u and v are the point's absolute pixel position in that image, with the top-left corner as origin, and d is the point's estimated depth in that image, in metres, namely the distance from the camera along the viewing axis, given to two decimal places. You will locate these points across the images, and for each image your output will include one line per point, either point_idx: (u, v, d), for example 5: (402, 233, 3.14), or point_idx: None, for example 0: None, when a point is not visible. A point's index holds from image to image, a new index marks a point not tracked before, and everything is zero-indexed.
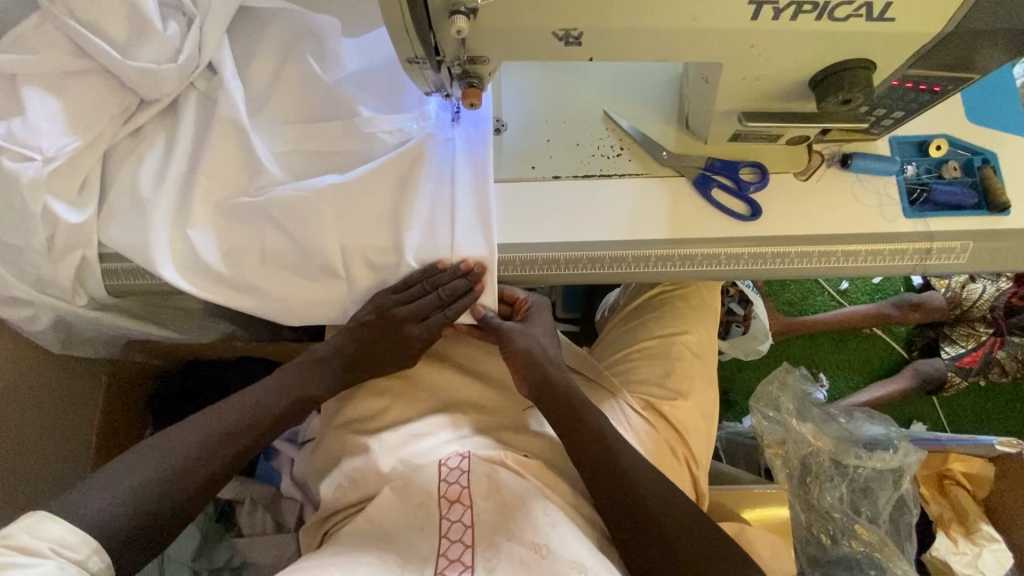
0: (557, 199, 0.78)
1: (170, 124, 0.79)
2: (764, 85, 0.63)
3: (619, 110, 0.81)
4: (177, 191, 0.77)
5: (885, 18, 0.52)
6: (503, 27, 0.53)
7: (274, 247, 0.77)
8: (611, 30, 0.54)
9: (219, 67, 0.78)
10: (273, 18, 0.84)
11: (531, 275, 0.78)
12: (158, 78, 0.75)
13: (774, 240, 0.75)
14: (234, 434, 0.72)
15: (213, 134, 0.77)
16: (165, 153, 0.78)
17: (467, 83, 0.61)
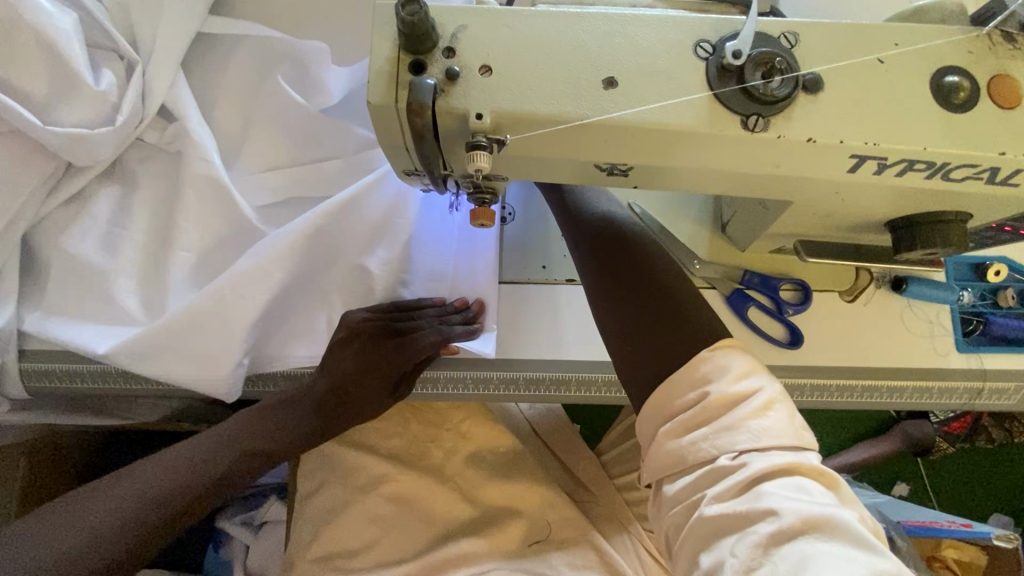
0: (573, 307, 0.66)
1: (107, 197, 0.64)
2: (835, 222, 0.52)
3: (643, 202, 0.69)
4: (138, 273, 0.63)
5: (1007, 182, 0.42)
6: (532, 156, 0.41)
7: (238, 291, 0.60)
8: (671, 167, 0.42)
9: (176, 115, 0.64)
10: (244, 51, 0.68)
11: (536, 394, 0.66)
12: (91, 144, 0.60)
13: (817, 373, 0.66)
14: (167, 486, 0.56)
15: (184, 201, 0.64)
16: (106, 233, 0.63)
17: (479, 199, 0.48)
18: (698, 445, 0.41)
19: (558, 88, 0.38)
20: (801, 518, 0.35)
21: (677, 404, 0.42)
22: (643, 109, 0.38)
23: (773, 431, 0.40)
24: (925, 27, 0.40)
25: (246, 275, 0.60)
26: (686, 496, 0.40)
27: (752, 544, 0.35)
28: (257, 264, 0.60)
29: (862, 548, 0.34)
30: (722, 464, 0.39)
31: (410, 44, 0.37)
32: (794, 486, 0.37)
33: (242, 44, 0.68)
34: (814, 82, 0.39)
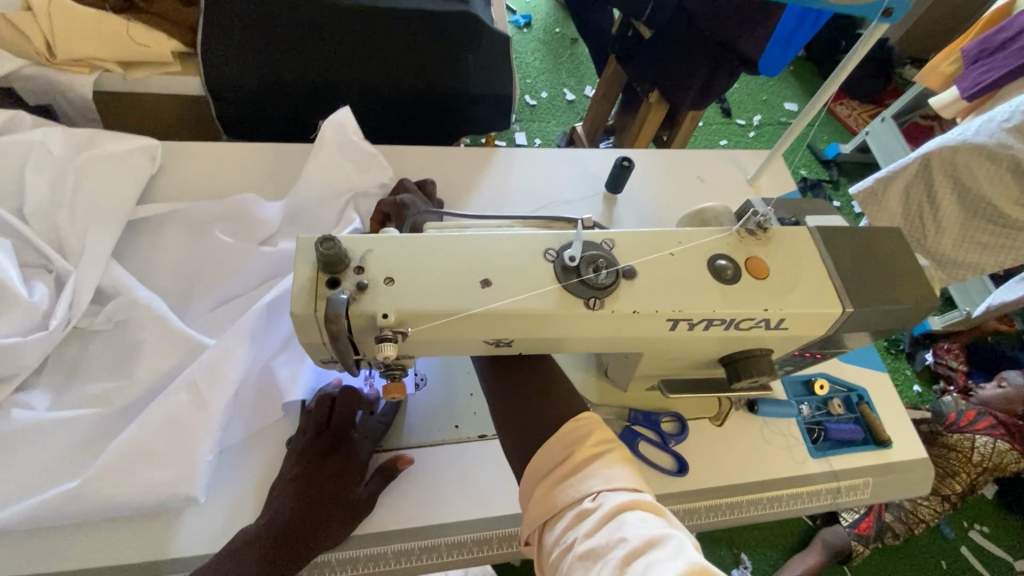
0: (488, 464, 0.71)
1: (20, 403, 0.63)
2: (681, 364, 0.66)
3: None
4: (86, 433, 0.63)
5: (779, 326, 0.58)
6: (433, 340, 0.51)
7: (210, 382, 0.65)
8: (543, 336, 0.54)
9: (116, 295, 0.70)
10: (180, 236, 0.78)
11: (458, 559, 0.67)
12: (17, 353, 0.62)
13: (707, 495, 0.75)
14: None
15: (140, 359, 0.66)
16: (30, 424, 0.61)
17: (391, 376, 0.56)
18: (567, 491, 0.52)
19: (448, 288, 0.50)
20: (642, 539, 0.45)
21: (550, 462, 0.55)
22: (512, 301, 0.51)
23: (618, 480, 0.52)
24: (697, 230, 0.58)
25: (209, 373, 0.65)
26: (564, 539, 0.49)
27: (613, 567, 0.44)
28: (222, 353, 0.66)
29: (678, 549, 0.44)
30: (586, 506, 0.50)
31: (327, 268, 0.48)
32: (637, 519, 0.48)
33: (173, 236, 0.78)
34: (631, 271, 0.54)
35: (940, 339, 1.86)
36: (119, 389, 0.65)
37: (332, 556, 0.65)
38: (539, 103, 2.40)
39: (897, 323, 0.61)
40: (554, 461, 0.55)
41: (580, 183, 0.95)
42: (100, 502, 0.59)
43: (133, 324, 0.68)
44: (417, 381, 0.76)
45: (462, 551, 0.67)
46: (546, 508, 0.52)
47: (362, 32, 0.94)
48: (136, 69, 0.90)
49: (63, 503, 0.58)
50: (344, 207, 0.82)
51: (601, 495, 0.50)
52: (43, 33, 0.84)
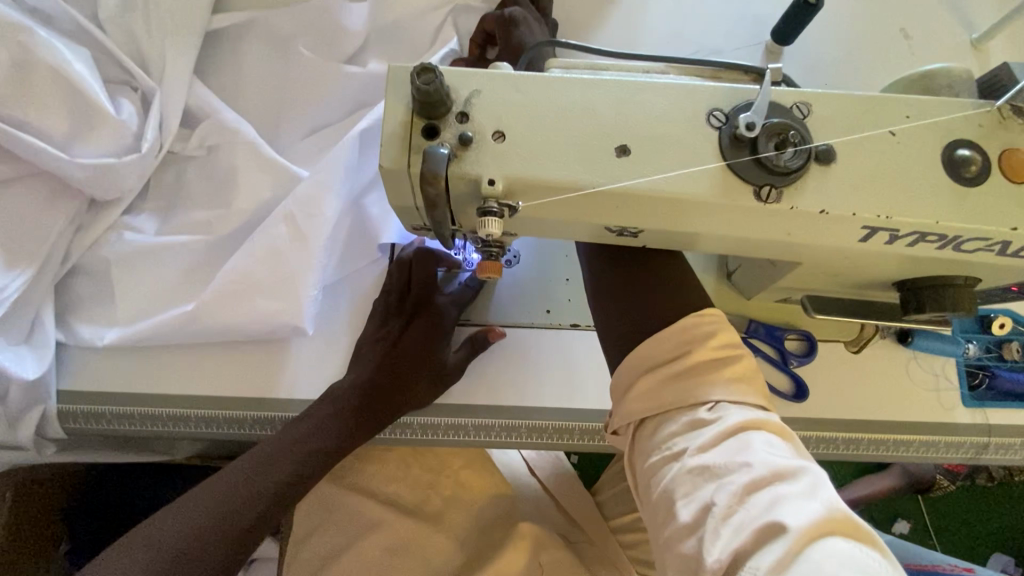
0: (578, 357, 0.65)
1: (128, 225, 0.64)
2: (843, 280, 0.52)
3: None
4: (192, 261, 0.63)
5: (1017, 254, 0.42)
6: (546, 218, 0.41)
7: (308, 216, 0.60)
8: (685, 229, 0.42)
9: (204, 117, 0.65)
10: (262, 58, 0.69)
11: (538, 443, 0.65)
12: (116, 174, 0.60)
13: (825, 426, 0.65)
14: (253, 488, 0.56)
15: (239, 186, 0.63)
16: (142, 246, 0.62)
17: (488, 253, 0.48)
18: (679, 393, 0.43)
19: (574, 154, 0.38)
20: (771, 470, 0.38)
21: (659, 356, 0.46)
22: (656, 178, 0.38)
23: (743, 395, 0.43)
24: (937, 101, 0.40)
25: (302, 209, 0.60)
26: (668, 449, 0.42)
27: (731, 493, 0.37)
28: (318, 185, 0.60)
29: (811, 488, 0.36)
30: (702, 416, 0.42)
31: (425, 109, 0.37)
32: (765, 443, 0.40)
33: (255, 60, 0.69)
34: (828, 153, 0.39)
35: None
36: (218, 219, 0.63)
37: (415, 420, 0.65)
38: None
39: None
40: (665, 356, 0.46)
41: (737, 27, 0.73)
42: (209, 330, 0.60)
43: (225, 148, 0.64)
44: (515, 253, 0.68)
45: (548, 435, 0.64)
46: (645, 406, 0.44)
47: None
48: None
49: (184, 325, 0.60)
50: (442, 22, 0.71)
51: (717, 411, 0.42)
52: None
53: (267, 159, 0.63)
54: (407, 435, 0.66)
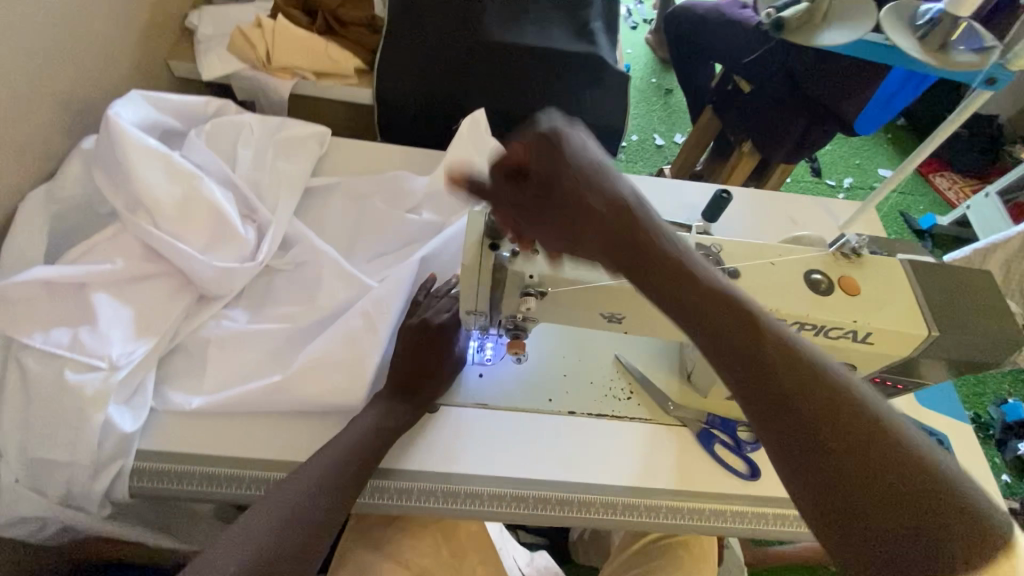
0: (574, 436, 0.81)
1: (226, 316, 0.81)
2: None
3: (628, 355, 0.90)
4: (273, 343, 0.80)
5: (866, 340, 0.64)
6: (562, 304, 0.63)
7: (378, 312, 0.78)
8: (651, 315, 0.64)
9: (298, 242, 0.87)
10: (343, 205, 0.95)
11: (544, 513, 0.75)
12: (232, 276, 0.80)
13: (775, 502, 0.79)
14: (277, 527, 0.59)
15: (321, 289, 0.83)
16: (236, 331, 0.79)
17: (516, 335, 0.68)
18: None
19: (581, 264, 0.61)
20: None
21: None
22: (634, 281, 0.61)
23: None
24: (795, 248, 0.67)
25: (374, 306, 0.78)
26: None
27: None
28: (386, 289, 0.80)
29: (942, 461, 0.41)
30: None
31: (492, 234, 0.60)
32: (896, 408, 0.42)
33: (337, 207, 0.95)
34: (736, 273, 0.63)
35: None
36: (301, 314, 0.81)
37: (441, 486, 0.75)
38: (628, 144, 2.54)
39: (988, 358, 0.66)
40: None
41: (678, 209, 1.06)
42: (282, 399, 0.74)
43: (313, 263, 0.85)
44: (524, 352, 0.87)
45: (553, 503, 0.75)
46: None
47: (505, 64, 1.11)
48: (324, 78, 1.12)
49: (264, 392, 0.74)
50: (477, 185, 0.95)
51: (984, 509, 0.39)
52: (265, 45, 1.06)
53: (345, 273, 0.84)
54: (434, 503, 0.75)
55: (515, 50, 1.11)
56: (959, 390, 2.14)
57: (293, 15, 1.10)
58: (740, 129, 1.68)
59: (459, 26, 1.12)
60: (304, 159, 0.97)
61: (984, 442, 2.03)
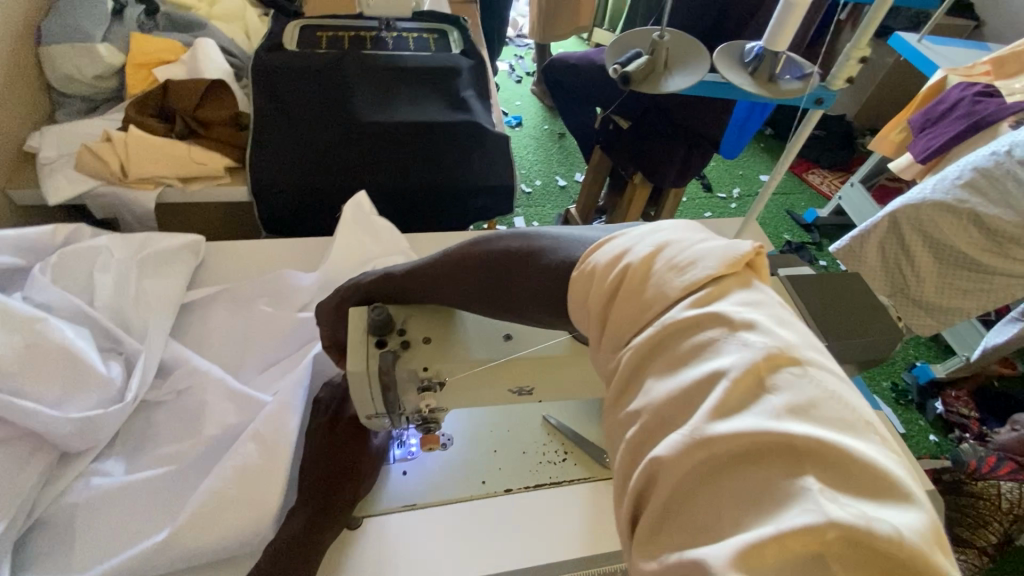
0: (515, 516, 0.76)
1: (95, 474, 0.71)
2: None
3: (555, 414, 0.87)
4: (155, 492, 0.70)
5: None
6: (465, 390, 0.60)
7: (273, 436, 0.71)
8: (558, 381, 0.62)
9: (177, 366, 0.80)
10: (226, 317, 0.89)
11: None
12: (98, 424, 0.71)
13: None
14: None
15: (206, 417, 0.75)
16: (108, 489, 0.69)
17: (427, 428, 0.64)
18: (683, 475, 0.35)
19: (476, 344, 0.59)
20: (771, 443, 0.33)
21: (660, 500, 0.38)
22: (531, 352, 0.60)
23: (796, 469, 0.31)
24: None
25: (272, 423, 0.71)
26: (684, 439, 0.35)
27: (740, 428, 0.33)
28: (278, 408, 0.72)
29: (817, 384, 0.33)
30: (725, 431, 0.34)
31: (377, 331, 0.57)
32: (737, 300, 0.38)
33: (220, 320, 0.89)
34: None
35: (948, 387, 2.18)
36: (186, 449, 0.74)
37: None
38: (533, 191, 2.62)
39: (873, 354, 0.70)
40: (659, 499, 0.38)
41: None
42: (176, 557, 0.64)
43: (195, 389, 0.78)
44: (447, 435, 0.83)
45: None
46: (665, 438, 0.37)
47: (385, 141, 1.11)
48: (193, 182, 1.06)
49: (150, 556, 0.63)
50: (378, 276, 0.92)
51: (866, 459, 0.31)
52: (119, 158, 1.00)
53: (234, 393, 0.77)
54: None
55: (392, 126, 1.11)
56: (874, 365, 2.31)
57: (150, 123, 1.04)
58: (628, 164, 1.78)
59: (331, 110, 1.11)
60: (176, 275, 0.90)
61: (906, 409, 2.18)
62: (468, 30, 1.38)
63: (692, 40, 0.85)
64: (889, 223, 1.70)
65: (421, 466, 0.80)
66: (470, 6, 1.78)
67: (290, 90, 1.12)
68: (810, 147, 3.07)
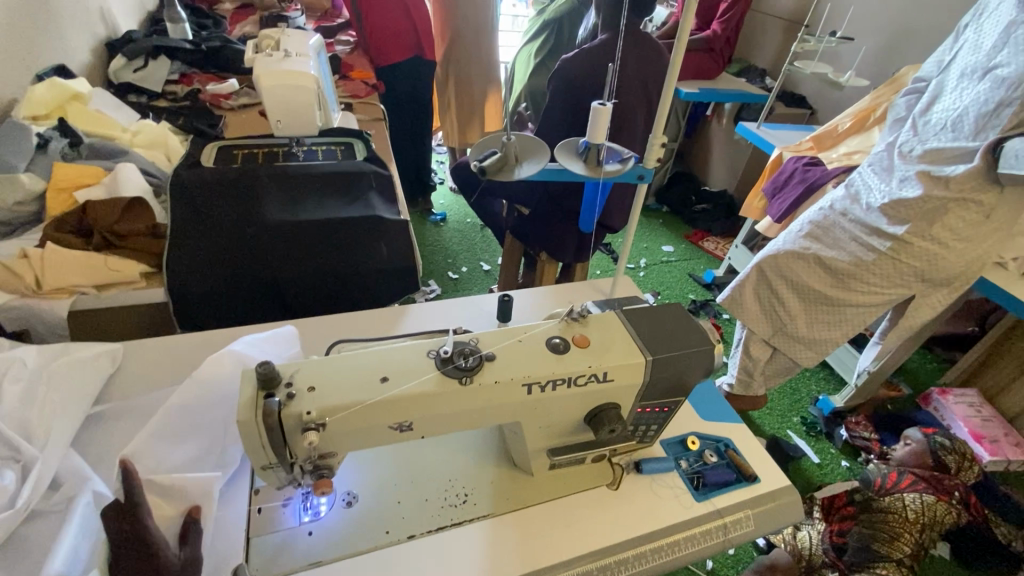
0: (413, 562, 0.81)
1: None
2: (557, 430, 0.86)
3: (460, 459, 0.95)
4: None
5: (607, 378, 0.80)
6: (346, 430, 0.69)
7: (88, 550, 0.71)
8: (430, 415, 0.73)
9: (67, 479, 0.81)
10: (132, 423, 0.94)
11: None
12: None
13: (617, 550, 0.86)
14: None
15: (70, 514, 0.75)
16: None
17: (319, 474, 0.73)
18: None
19: (357, 383, 0.70)
20: None
21: None
22: (404, 388, 0.70)
23: None
24: (536, 326, 0.83)
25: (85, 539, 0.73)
26: None
27: None
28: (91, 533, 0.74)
29: None
30: None
31: (264, 385, 0.67)
32: None
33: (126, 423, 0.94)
34: (491, 355, 0.76)
35: (849, 415, 2.37)
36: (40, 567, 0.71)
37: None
38: (459, 277, 2.79)
39: (699, 366, 0.84)
40: None
41: (475, 319, 1.20)
42: None
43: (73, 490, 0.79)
44: (353, 490, 0.88)
45: None
46: None
47: (294, 238, 1.25)
48: (108, 288, 1.15)
49: None
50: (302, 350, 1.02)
51: None
52: (34, 272, 1.08)
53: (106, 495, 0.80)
54: None
55: (300, 225, 1.26)
56: (783, 403, 2.49)
57: (67, 238, 1.14)
58: (533, 243, 2.01)
59: (241, 215, 1.24)
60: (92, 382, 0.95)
61: (819, 439, 2.34)
62: (371, 141, 1.59)
63: (536, 141, 1.09)
64: (756, 273, 1.96)
65: (325, 526, 0.84)
66: (380, 123, 2.05)
67: (202, 199, 1.25)
68: (703, 218, 3.51)
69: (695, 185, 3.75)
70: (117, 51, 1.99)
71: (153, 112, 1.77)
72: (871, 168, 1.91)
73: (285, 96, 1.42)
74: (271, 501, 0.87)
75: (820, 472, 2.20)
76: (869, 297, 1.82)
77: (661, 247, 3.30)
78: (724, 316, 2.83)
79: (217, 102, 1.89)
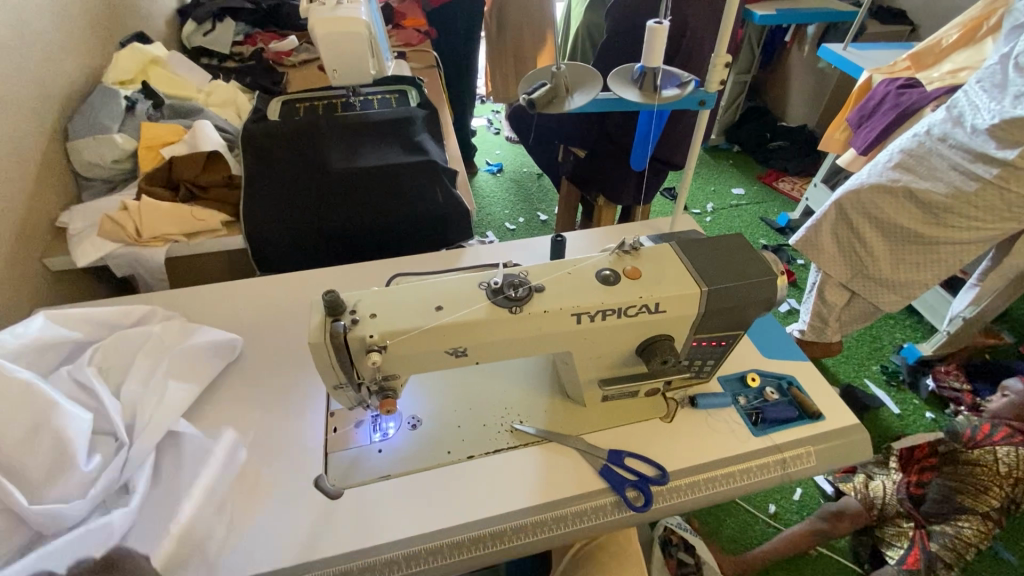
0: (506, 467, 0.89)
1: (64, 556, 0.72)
2: (607, 362, 0.87)
3: None
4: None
5: (659, 309, 0.79)
6: (406, 353, 0.74)
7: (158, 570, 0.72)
8: (485, 342, 0.76)
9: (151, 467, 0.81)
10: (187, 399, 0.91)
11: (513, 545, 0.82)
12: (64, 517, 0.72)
13: (682, 475, 0.88)
14: None
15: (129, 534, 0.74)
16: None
17: (385, 395, 0.79)
18: None
19: None
20: None
21: None
22: (458, 316, 0.74)
23: None
24: (586, 258, 0.82)
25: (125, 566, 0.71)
26: None
27: None
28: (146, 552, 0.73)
29: None
30: None
31: (331, 310, 0.72)
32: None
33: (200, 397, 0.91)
34: (542, 286, 0.78)
35: (938, 364, 2.18)
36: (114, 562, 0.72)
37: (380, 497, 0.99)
38: (517, 227, 2.79)
39: (757, 297, 0.81)
40: None
41: (529, 259, 1.21)
42: None
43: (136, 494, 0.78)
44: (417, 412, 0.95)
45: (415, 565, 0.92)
46: None
47: (354, 182, 1.29)
48: (197, 236, 1.26)
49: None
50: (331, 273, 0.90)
51: None
52: (134, 223, 1.20)
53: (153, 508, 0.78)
54: None
55: (361, 170, 1.30)
56: (862, 350, 2.34)
57: (158, 192, 1.26)
58: (592, 189, 1.96)
59: (304, 163, 1.31)
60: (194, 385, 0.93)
61: (900, 389, 2.19)
62: (424, 88, 1.61)
63: (588, 70, 1.04)
64: (836, 210, 1.80)
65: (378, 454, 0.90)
66: (433, 71, 2.05)
67: (272, 147, 1.34)
68: (778, 157, 3.25)
69: (769, 122, 3.45)
70: (188, 16, 2.10)
71: (223, 73, 1.87)
72: (980, 85, 1.67)
73: (341, 45, 1.44)
74: (345, 418, 0.95)
75: (901, 423, 2.07)
76: (970, 233, 1.63)
77: (730, 190, 3.11)
78: (798, 261, 2.66)
79: (279, 59, 1.96)
